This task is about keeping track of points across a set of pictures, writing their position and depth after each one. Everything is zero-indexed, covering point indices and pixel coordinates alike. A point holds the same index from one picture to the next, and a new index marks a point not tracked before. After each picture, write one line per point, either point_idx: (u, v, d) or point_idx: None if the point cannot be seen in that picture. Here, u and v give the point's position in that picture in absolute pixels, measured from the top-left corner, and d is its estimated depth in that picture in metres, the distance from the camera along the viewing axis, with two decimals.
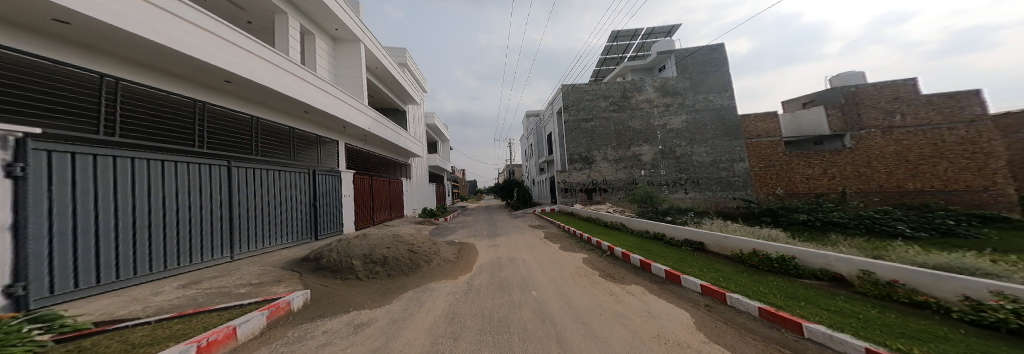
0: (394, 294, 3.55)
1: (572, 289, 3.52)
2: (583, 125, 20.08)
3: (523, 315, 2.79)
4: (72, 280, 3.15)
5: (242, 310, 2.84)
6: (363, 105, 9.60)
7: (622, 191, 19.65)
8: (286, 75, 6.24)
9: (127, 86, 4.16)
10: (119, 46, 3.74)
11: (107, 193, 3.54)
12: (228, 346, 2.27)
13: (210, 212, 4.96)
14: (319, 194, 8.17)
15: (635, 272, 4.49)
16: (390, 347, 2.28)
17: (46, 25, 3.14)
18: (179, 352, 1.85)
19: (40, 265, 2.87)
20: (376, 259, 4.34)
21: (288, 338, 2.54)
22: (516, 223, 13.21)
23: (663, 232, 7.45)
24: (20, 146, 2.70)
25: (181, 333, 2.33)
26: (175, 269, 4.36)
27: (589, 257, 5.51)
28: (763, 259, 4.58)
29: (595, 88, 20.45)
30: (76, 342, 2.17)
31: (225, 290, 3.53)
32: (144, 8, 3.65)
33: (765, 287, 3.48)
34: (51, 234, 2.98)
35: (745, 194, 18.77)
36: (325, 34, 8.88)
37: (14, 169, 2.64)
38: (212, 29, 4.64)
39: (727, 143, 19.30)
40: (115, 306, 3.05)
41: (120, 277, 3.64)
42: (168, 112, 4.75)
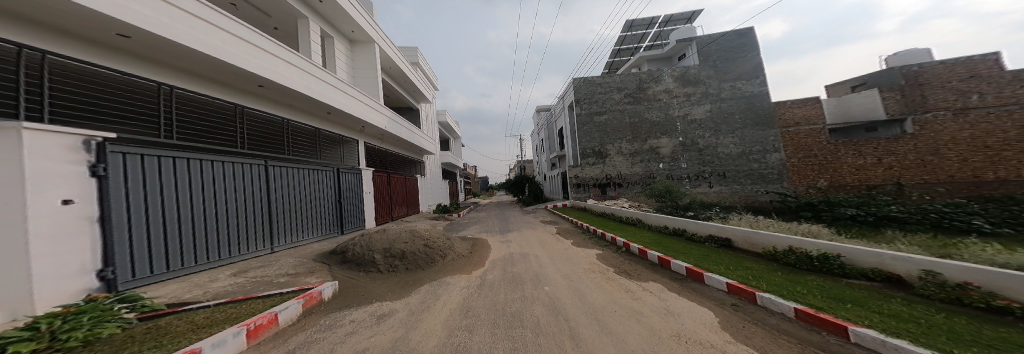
0: (412, 287, 3.71)
1: (584, 284, 3.46)
2: (595, 119, 19.53)
3: (536, 310, 2.81)
4: (145, 266, 3.66)
5: (282, 297, 3.14)
6: (379, 106, 10.08)
7: (638, 186, 18.91)
8: (310, 78, 6.72)
9: (180, 93, 4.74)
10: (171, 57, 4.29)
11: (171, 188, 4.08)
12: (271, 330, 2.58)
13: (252, 207, 5.50)
14: (344, 192, 8.70)
15: (651, 268, 4.35)
16: (409, 339, 2.41)
17: (115, 42, 3.71)
18: (232, 333, 2.16)
19: (123, 250, 3.40)
20: (395, 253, 4.56)
21: (320, 325, 2.78)
22: (528, 219, 13.19)
23: (684, 227, 7.09)
24: (101, 148, 3.20)
25: (233, 317, 2.63)
26: (227, 259, 4.91)
27: (602, 253, 5.39)
28: (801, 257, 4.18)
29: (609, 80, 19.77)
30: (153, 322, 2.56)
31: (267, 279, 3.90)
32: (187, 19, 4.14)
33: (803, 286, 3.20)
34: (128, 224, 3.50)
35: (780, 187, 17.24)
36: (342, 38, 9.44)
37: (97, 169, 3.14)
38: (247, 38, 5.16)
39: (757, 133, 17.90)
40: (180, 291, 3.49)
41: (185, 265, 4.19)
42: (213, 116, 5.32)
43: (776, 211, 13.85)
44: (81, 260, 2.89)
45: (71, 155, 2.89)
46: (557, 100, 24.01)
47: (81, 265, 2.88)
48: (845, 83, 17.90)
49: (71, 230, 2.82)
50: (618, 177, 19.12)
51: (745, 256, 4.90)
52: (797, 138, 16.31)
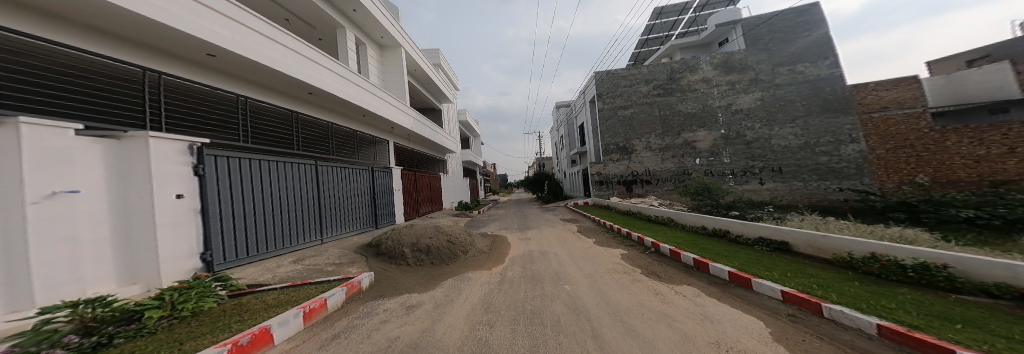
0: (437, 280, 3.92)
1: (607, 284, 3.31)
2: (620, 112, 18.38)
3: (557, 308, 2.77)
4: (231, 251, 4.46)
5: (330, 284, 3.58)
6: (406, 107, 10.88)
7: (669, 183, 17.39)
8: (348, 83, 7.50)
9: (252, 103, 5.75)
10: (244, 71, 5.23)
11: (251, 182, 4.95)
12: (322, 313, 3.00)
13: (308, 203, 6.33)
14: (378, 190, 9.50)
15: (684, 270, 3.98)
16: (435, 330, 2.57)
17: (206, 61, 4.67)
18: (292, 314, 2.60)
19: (216, 237, 4.20)
20: (422, 247, 4.86)
21: (360, 312, 3.11)
22: (548, 216, 12.98)
23: (727, 228, 6.32)
24: (200, 151, 4.03)
25: (290, 300, 3.09)
26: (290, 247, 5.73)
27: (628, 253, 5.09)
28: (889, 267, 3.41)
29: (636, 72, 18.50)
30: (236, 300, 3.15)
31: (318, 267, 4.47)
32: (255, 37, 5.01)
33: (887, 299, 2.61)
34: (221, 215, 4.32)
35: (858, 184, 14.40)
36: (373, 43, 10.39)
37: (198, 169, 3.96)
38: (300, 51, 6.06)
39: (824, 122, 15.40)
40: (256, 273, 4.17)
41: (259, 251, 5.01)
42: (275, 122, 6.29)
43: (854, 213, 11.73)
44: (190, 246, 3.72)
45: (182, 158, 3.72)
46: (578, 95, 23.22)
47: (189, 250, 3.69)
48: (960, 56, 14.25)
49: (180, 219, 3.60)
50: (644, 173, 17.78)
51: (808, 262, 4.18)
52: (884, 125, 13.59)
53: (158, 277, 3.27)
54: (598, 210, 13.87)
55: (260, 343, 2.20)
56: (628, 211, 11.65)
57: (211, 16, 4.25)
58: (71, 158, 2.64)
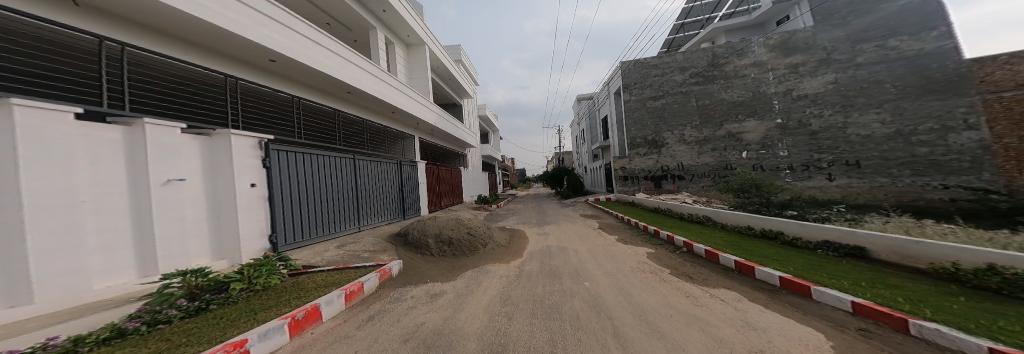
0: (458, 271, 4.09)
1: (632, 283, 3.10)
2: (647, 103, 16.84)
3: (576, 305, 2.69)
4: (293, 234, 5.20)
5: (366, 269, 3.96)
6: (429, 103, 11.33)
7: (707, 179, 15.70)
8: (382, 84, 7.86)
9: (305, 103, 6.36)
10: (297, 73, 5.77)
11: (307, 174, 5.64)
12: (359, 296, 3.36)
13: (351, 194, 7.05)
14: (406, 183, 10.15)
15: (721, 271, 3.58)
16: (457, 318, 2.69)
17: (268, 65, 5.26)
18: (334, 296, 2.96)
19: (282, 221, 4.92)
20: (444, 239, 5.09)
21: (391, 297, 3.39)
22: (567, 212, 12.54)
23: (783, 229, 5.46)
24: (267, 146, 4.73)
25: (334, 281, 3.55)
26: (338, 233, 6.46)
27: (656, 252, 4.71)
28: (1012, 280, 2.60)
29: (669, 59, 16.77)
30: (294, 279, 3.69)
31: (357, 253, 4.97)
32: (307, 44, 5.48)
33: (1003, 319, 2.01)
34: (285, 203, 5.05)
35: (975, 181, 11.32)
36: (400, 42, 11.01)
37: (265, 162, 4.67)
38: (344, 55, 6.46)
39: (929, 105, 12.41)
40: (309, 255, 4.82)
41: (315, 235, 5.74)
42: (322, 119, 6.89)
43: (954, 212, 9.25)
44: (261, 228, 4.46)
45: (253, 152, 4.46)
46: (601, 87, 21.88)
47: (259, 232, 4.41)
48: None
49: (253, 204, 4.34)
50: (676, 168, 16.22)
51: (896, 272, 3.38)
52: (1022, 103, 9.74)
53: (238, 249, 4.04)
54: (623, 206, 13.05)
55: (311, 318, 2.60)
56: (656, 208, 10.78)
57: (272, 25, 4.71)
58: (179, 151, 3.43)
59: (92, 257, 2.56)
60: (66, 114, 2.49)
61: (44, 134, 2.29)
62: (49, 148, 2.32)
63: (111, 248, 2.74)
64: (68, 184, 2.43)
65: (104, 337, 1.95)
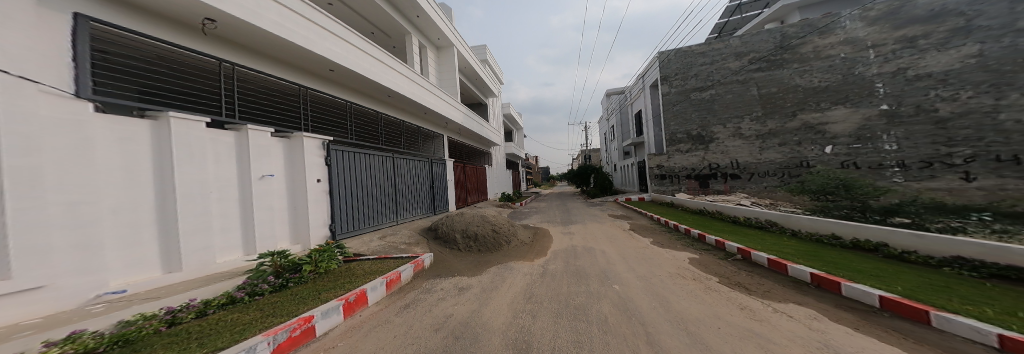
0: (484, 267, 4.17)
1: (670, 289, 2.74)
2: (692, 95, 15.04)
3: (603, 308, 2.49)
4: (350, 224, 5.98)
5: (403, 260, 4.32)
6: (457, 103, 11.76)
7: (773, 178, 13.01)
8: (416, 86, 8.30)
9: (358, 108, 6.98)
10: (351, 81, 6.36)
11: (360, 172, 6.39)
12: (397, 285, 3.70)
13: (396, 190, 7.77)
14: (438, 179, 10.77)
15: (791, 283, 2.93)
16: (481, 312, 2.74)
17: (329, 75, 5.92)
18: (377, 282, 3.31)
19: (341, 212, 5.69)
20: (470, 234, 5.26)
21: (423, 287, 3.63)
22: (594, 211, 11.79)
23: (900, 244, 4.22)
24: (328, 147, 5.48)
25: (376, 269, 3.96)
26: (384, 224, 7.20)
27: (699, 257, 4.11)
28: None
29: (721, 45, 14.69)
30: (347, 265, 4.26)
31: (395, 244, 5.44)
32: (359, 54, 6.01)
33: None
34: (343, 196, 5.80)
35: None
36: (433, 46, 11.58)
37: (327, 160, 5.43)
38: (388, 62, 6.96)
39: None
40: (360, 244, 5.50)
41: (366, 225, 6.51)
42: (371, 123, 7.50)
43: None
44: (323, 218, 5.28)
45: (319, 152, 5.26)
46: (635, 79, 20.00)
47: (322, 221, 5.22)
48: None
49: (318, 196, 5.17)
50: (732, 165, 13.89)
51: None
52: None
53: (308, 234, 4.88)
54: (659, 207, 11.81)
55: (360, 302, 2.97)
56: (700, 210, 9.49)
57: (330, 38, 5.26)
58: (268, 152, 4.36)
59: (214, 236, 3.55)
60: (200, 123, 3.49)
61: (188, 141, 3.33)
62: (191, 154, 3.36)
63: (228, 230, 3.75)
64: (202, 179, 3.46)
65: (222, 302, 2.77)
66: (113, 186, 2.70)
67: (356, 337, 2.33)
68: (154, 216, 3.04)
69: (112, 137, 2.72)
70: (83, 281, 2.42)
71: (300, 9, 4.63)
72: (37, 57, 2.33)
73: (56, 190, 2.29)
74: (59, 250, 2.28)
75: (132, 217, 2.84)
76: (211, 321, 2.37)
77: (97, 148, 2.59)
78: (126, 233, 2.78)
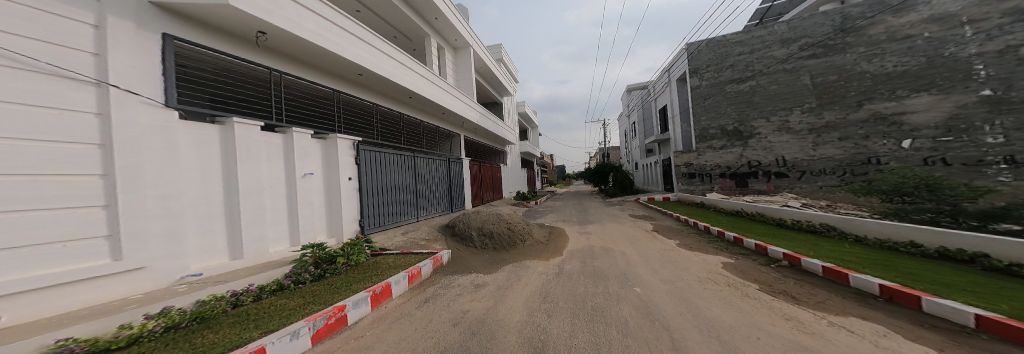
0: (499, 264, 4.19)
1: (700, 295, 2.50)
2: (726, 88, 13.81)
3: (623, 310, 2.34)
4: (376, 220, 6.40)
5: (423, 256, 4.50)
6: (473, 103, 11.96)
7: (831, 176, 11.85)
8: (434, 87, 8.59)
9: (383, 110, 7.43)
10: (377, 84, 6.71)
11: (386, 171, 6.83)
12: (418, 279, 3.85)
13: (417, 188, 8.16)
14: (456, 177, 11.09)
15: (852, 295, 2.50)
16: (497, 309, 2.73)
17: (358, 79, 6.30)
18: (400, 276, 3.49)
19: (368, 208, 6.11)
20: (486, 232, 5.33)
21: (442, 283, 3.73)
22: (613, 211, 11.25)
23: (1006, 255, 3.36)
24: (357, 148, 5.90)
25: (400, 263, 4.18)
26: (406, 220, 7.61)
27: (733, 262, 3.74)
28: None
29: (766, 32, 13.38)
30: (374, 259, 4.55)
31: (416, 240, 5.66)
32: (386, 59, 6.33)
33: None
34: (371, 193, 6.21)
35: None
36: (450, 47, 11.72)
37: (357, 160, 5.85)
38: (410, 66, 7.24)
39: None
40: (385, 239, 5.88)
41: (391, 221, 6.93)
42: (394, 124, 7.89)
43: None
44: (354, 214, 5.71)
45: (350, 152, 5.67)
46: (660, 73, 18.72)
47: (353, 217, 5.66)
48: None
49: (350, 193, 5.61)
50: (779, 164, 12.65)
51: None
52: None
53: (341, 228, 5.33)
54: (687, 208, 11.04)
55: (384, 294, 3.16)
56: (737, 211, 8.83)
57: (361, 45, 5.58)
58: (308, 152, 4.86)
59: (267, 228, 4.08)
60: (257, 126, 4.04)
61: (250, 146, 3.90)
62: (250, 156, 3.90)
63: (277, 223, 4.29)
64: (259, 178, 4.02)
65: (273, 288, 3.17)
66: (194, 183, 3.31)
67: (382, 328, 2.49)
68: (222, 210, 3.61)
69: (194, 142, 3.34)
70: (171, 265, 2.97)
71: (334, 19, 4.94)
72: (140, 73, 2.93)
73: (156, 187, 2.89)
74: (154, 238, 2.84)
75: (208, 210, 3.44)
76: (262, 306, 2.73)
77: (184, 153, 3.21)
78: (204, 224, 3.37)
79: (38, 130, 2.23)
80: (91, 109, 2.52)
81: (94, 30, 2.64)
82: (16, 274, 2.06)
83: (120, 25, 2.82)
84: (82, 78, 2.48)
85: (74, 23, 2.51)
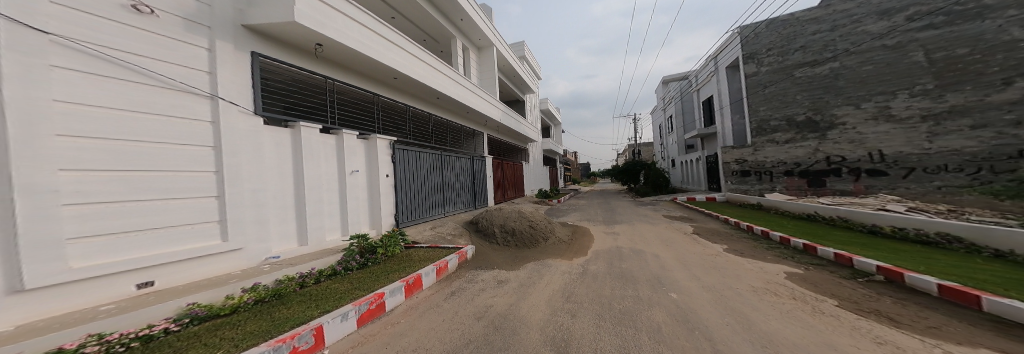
0: (522, 262, 4.16)
1: (755, 309, 2.13)
2: (795, 73, 11.78)
3: (656, 316, 2.10)
4: (409, 215, 6.88)
5: (449, 250, 4.67)
6: (495, 101, 12.05)
7: (955, 174, 9.12)
8: (459, 87, 8.95)
9: (414, 111, 7.93)
10: (409, 87, 7.20)
11: (418, 168, 7.36)
12: (446, 273, 4.00)
13: (445, 185, 8.58)
14: (480, 175, 11.37)
15: (984, 320, 1.88)
16: (520, 306, 2.67)
17: (394, 83, 6.83)
18: (430, 269, 3.67)
19: (402, 203, 6.61)
20: (509, 229, 5.36)
21: (467, 277, 3.82)
22: (644, 212, 10.26)
23: None
24: (393, 148, 6.41)
25: (430, 256, 4.40)
26: (435, 215, 8.06)
27: (801, 273, 3.27)
28: None
29: (854, 4, 10.97)
30: (408, 251, 4.89)
31: (443, 234, 5.93)
32: (418, 64, 6.77)
33: None
34: (403, 189, 6.67)
35: None
36: (473, 46, 11.94)
37: (393, 158, 6.37)
38: (436, 67, 7.63)
39: None
40: (417, 232, 6.32)
41: (421, 216, 7.39)
42: (423, 123, 8.37)
43: None
44: (391, 209, 6.24)
45: (387, 151, 6.18)
46: (707, 60, 16.52)
47: (390, 211, 6.18)
48: None
49: (388, 189, 6.15)
50: (873, 159, 10.27)
51: None
52: None
53: (381, 221, 5.88)
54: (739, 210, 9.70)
55: (416, 285, 3.35)
56: (808, 215, 7.52)
57: (398, 51, 6.04)
58: (356, 151, 5.47)
59: (324, 219, 4.74)
60: (316, 130, 4.71)
61: (312, 146, 4.60)
62: (312, 155, 4.60)
63: (332, 213, 4.95)
64: (319, 174, 4.70)
65: (328, 273, 3.66)
66: (274, 178, 4.06)
67: (414, 316, 2.65)
68: (293, 203, 4.33)
69: (272, 143, 4.09)
70: (258, 247, 3.75)
71: (375, 28, 5.41)
72: (236, 86, 3.71)
73: (248, 183, 3.67)
74: (247, 223, 3.62)
75: (282, 201, 4.17)
76: (319, 289, 3.16)
77: (266, 154, 3.96)
78: (281, 214, 4.13)
79: (177, 137, 3.05)
80: (206, 118, 3.33)
81: (207, 52, 3.45)
82: (170, 247, 2.94)
83: (224, 47, 3.61)
84: (200, 92, 3.30)
85: (193, 47, 3.31)
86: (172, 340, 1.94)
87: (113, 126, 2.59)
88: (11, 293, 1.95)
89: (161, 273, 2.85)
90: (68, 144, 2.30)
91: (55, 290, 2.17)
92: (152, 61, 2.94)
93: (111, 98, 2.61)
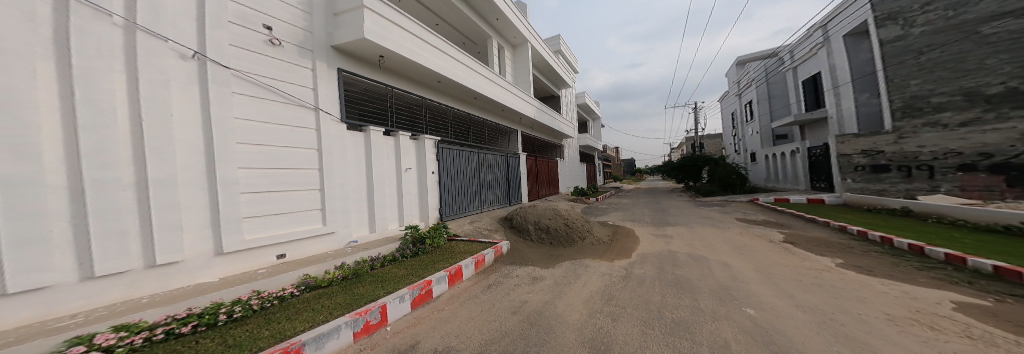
0: (556, 261, 3.89)
1: (893, 342, 1.44)
2: (982, 29, 8.22)
3: (725, 330, 1.61)
4: (451, 209, 7.32)
5: (484, 245, 4.72)
6: (530, 98, 11.95)
7: None
8: (495, 87, 9.25)
9: (455, 111, 8.45)
10: (450, 89, 7.75)
11: (460, 165, 7.82)
12: (483, 266, 4.01)
13: (483, 182, 8.91)
14: (516, 170, 11.47)
15: None
16: (555, 305, 2.43)
17: (438, 86, 7.42)
18: (468, 260, 3.73)
19: (444, 197, 7.08)
20: (543, 226, 5.14)
21: (502, 271, 3.76)
22: (701, 213, 8.57)
23: None
24: (438, 148, 6.97)
25: (469, 249, 4.55)
26: (475, 210, 8.43)
27: (988, 306, 2.10)
28: None
29: None
30: (451, 243, 5.14)
31: (480, 229, 6.09)
32: (459, 68, 7.28)
33: None
34: (445, 184, 7.13)
35: None
36: (507, 44, 12.16)
37: (438, 156, 6.93)
38: (474, 68, 8.03)
39: None
40: (458, 226, 6.66)
41: (462, 210, 7.79)
42: (462, 123, 8.86)
43: None
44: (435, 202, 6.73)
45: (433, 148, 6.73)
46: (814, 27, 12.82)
47: (434, 204, 6.66)
48: None
49: (433, 184, 6.66)
50: None
51: None
52: None
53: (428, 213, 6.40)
54: (863, 215, 7.21)
55: (457, 277, 3.41)
56: (1005, 226, 5.04)
57: (441, 56, 6.60)
58: (410, 149, 6.11)
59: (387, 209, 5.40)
60: (380, 132, 5.42)
61: (379, 144, 5.34)
62: (379, 152, 5.32)
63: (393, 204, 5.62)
64: (383, 170, 5.41)
65: (389, 258, 4.11)
66: (355, 173, 4.87)
67: (457, 304, 2.71)
68: (368, 196, 5.09)
69: (354, 144, 4.90)
70: (347, 232, 4.58)
71: (423, 36, 6.01)
72: (331, 98, 4.63)
73: (337, 177, 4.51)
74: (337, 211, 4.44)
75: (360, 193, 4.95)
76: (380, 271, 3.57)
77: (349, 153, 4.79)
78: (360, 204, 4.91)
79: (298, 141, 4.02)
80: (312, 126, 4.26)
81: (311, 71, 4.39)
82: (296, 227, 3.89)
83: (322, 66, 4.56)
84: (309, 106, 4.25)
85: (304, 70, 4.28)
86: (292, 299, 2.51)
87: (265, 136, 3.63)
88: (218, 255, 3.05)
89: (291, 248, 3.80)
90: (244, 148, 3.38)
91: (240, 256, 3.25)
92: (285, 83, 3.95)
93: (267, 116, 3.67)
